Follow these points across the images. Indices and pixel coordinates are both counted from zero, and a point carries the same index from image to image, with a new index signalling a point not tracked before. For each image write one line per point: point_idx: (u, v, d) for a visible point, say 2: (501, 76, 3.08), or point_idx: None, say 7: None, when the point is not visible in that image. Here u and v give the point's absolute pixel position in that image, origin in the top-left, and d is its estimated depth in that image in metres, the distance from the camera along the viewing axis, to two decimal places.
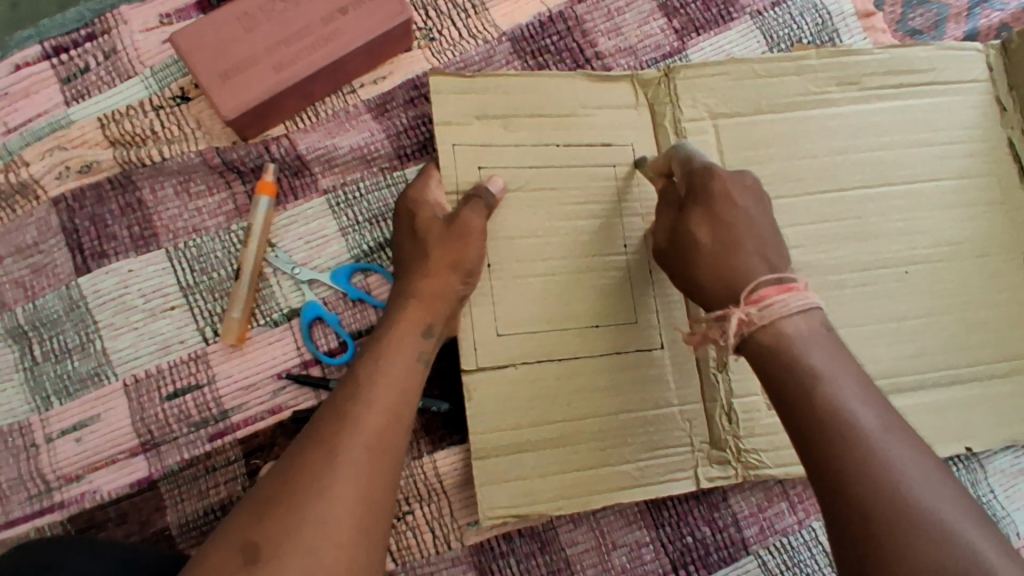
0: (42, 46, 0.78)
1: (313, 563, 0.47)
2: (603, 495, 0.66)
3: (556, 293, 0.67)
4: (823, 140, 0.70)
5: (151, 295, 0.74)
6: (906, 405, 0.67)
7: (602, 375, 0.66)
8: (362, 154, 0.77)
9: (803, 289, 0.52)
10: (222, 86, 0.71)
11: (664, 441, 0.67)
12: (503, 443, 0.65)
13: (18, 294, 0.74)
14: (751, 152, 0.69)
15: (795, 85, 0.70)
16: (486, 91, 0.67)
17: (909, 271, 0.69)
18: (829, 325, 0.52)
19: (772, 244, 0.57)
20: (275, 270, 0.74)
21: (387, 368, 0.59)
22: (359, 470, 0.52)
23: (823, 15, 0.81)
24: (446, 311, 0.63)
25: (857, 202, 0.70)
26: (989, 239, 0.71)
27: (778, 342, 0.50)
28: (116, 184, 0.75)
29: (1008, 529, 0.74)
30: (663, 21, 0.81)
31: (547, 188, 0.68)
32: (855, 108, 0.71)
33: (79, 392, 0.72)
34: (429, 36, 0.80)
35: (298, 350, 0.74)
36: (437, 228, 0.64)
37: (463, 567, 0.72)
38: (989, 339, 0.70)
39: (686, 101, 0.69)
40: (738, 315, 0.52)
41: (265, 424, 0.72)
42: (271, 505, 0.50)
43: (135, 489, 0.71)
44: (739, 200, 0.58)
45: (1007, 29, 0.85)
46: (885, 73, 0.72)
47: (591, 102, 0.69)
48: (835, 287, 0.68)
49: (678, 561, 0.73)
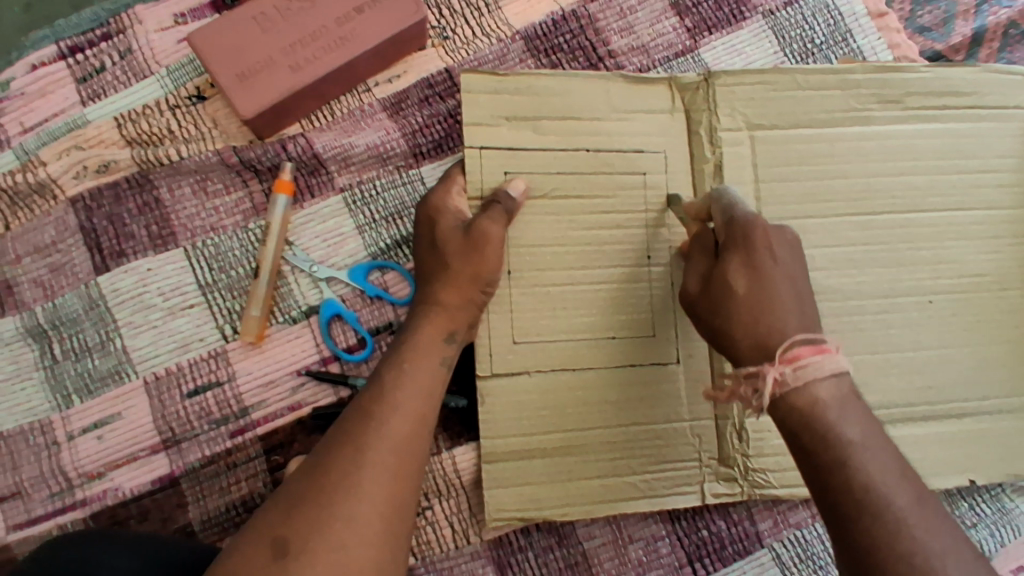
0: (58, 46, 0.78)
1: (342, 559, 0.48)
2: (608, 505, 0.67)
3: (573, 302, 0.67)
4: (858, 159, 0.70)
5: (169, 293, 0.74)
6: (917, 404, 0.68)
7: (613, 386, 0.67)
8: (378, 153, 0.77)
9: (836, 350, 0.52)
10: (240, 86, 0.72)
11: (671, 455, 0.68)
12: (513, 449, 0.66)
13: (38, 294, 0.74)
14: (783, 167, 0.69)
15: (838, 100, 0.70)
16: (518, 92, 0.67)
17: (931, 301, 0.69)
18: (857, 389, 0.53)
19: (804, 302, 0.57)
20: (293, 268, 0.75)
21: (414, 371, 0.60)
22: (388, 473, 0.53)
23: (835, 16, 0.82)
24: (469, 319, 0.64)
25: (887, 224, 0.69)
26: (1005, 238, 0.71)
27: (813, 405, 0.51)
28: (133, 183, 0.76)
29: (1017, 522, 0.76)
30: (675, 19, 0.81)
31: (571, 194, 0.67)
32: (896, 128, 0.70)
33: (99, 390, 0.73)
34: (443, 34, 0.81)
35: (317, 347, 0.74)
36: (458, 238, 0.64)
37: (482, 562, 0.72)
38: (1003, 338, 0.70)
39: (724, 111, 0.69)
40: (772, 373, 0.52)
41: (284, 421, 0.73)
42: (300, 502, 0.51)
43: (157, 486, 0.71)
44: (779, 254, 0.57)
45: (1015, 26, 0.85)
46: (927, 93, 0.71)
47: (625, 108, 0.69)
48: (855, 313, 0.68)
49: (693, 555, 0.73)
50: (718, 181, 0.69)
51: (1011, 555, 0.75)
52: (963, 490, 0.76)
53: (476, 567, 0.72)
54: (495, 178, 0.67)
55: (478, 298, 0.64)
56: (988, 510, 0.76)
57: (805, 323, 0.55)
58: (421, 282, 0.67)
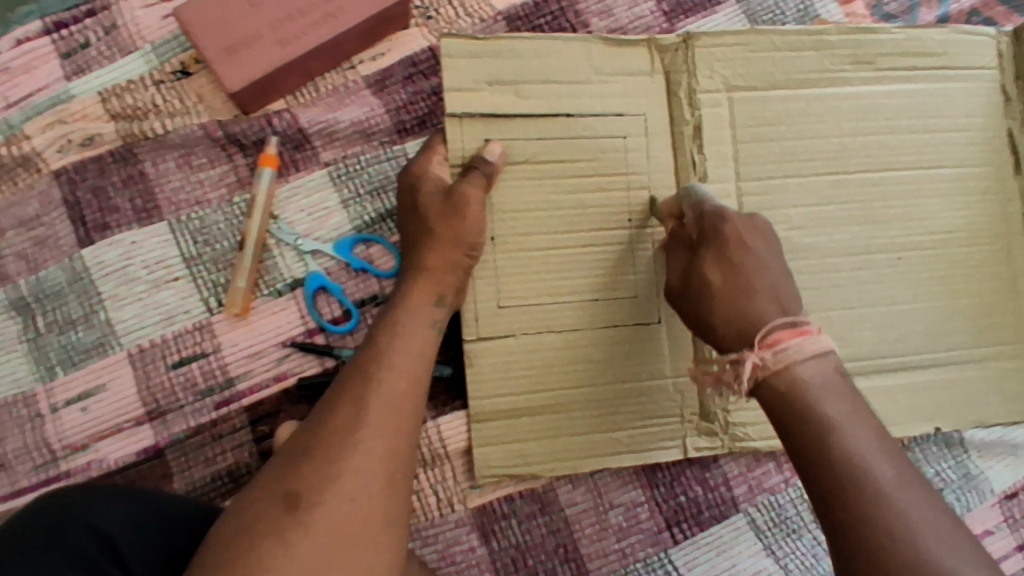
0: (43, 22, 0.78)
1: (353, 506, 0.50)
2: (594, 460, 0.70)
3: (558, 266, 0.69)
4: (831, 120, 0.72)
5: (154, 266, 0.75)
6: (884, 369, 0.71)
7: (597, 346, 0.69)
8: (362, 128, 0.78)
9: (816, 333, 0.54)
10: (226, 59, 0.73)
11: (654, 413, 0.70)
12: (499, 410, 0.69)
13: (21, 267, 0.74)
14: (765, 128, 0.71)
15: (812, 61, 0.72)
16: (499, 54, 0.69)
17: (901, 258, 0.72)
18: (842, 368, 0.54)
19: (782, 288, 0.59)
20: (278, 241, 0.76)
21: (406, 334, 0.62)
22: (388, 428, 0.55)
23: (806, 1, 0.84)
24: (457, 282, 0.66)
25: (860, 184, 0.72)
26: (974, 204, 0.74)
27: (794, 386, 0.52)
28: (118, 157, 0.76)
29: (982, 487, 0.79)
30: (652, 3, 0.83)
31: (552, 159, 0.69)
32: (869, 88, 0.73)
33: (83, 362, 0.73)
34: (426, 14, 0.82)
35: (302, 319, 0.75)
36: (438, 203, 0.66)
37: (466, 529, 0.74)
38: (971, 309, 0.73)
39: (703, 71, 0.71)
40: (752, 359, 0.54)
41: (270, 392, 0.74)
42: (306, 451, 0.52)
43: (142, 457, 0.72)
44: (750, 245, 0.60)
45: (976, 15, 0.89)
46: (899, 53, 0.73)
47: (606, 69, 0.70)
48: (832, 270, 0.71)
49: (672, 520, 0.75)
50: (699, 141, 0.71)
51: (977, 519, 0.78)
52: (929, 457, 0.79)
53: (460, 534, 0.74)
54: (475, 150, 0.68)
55: (465, 262, 0.66)
56: (954, 476, 0.79)
57: (785, 306, 0.57)
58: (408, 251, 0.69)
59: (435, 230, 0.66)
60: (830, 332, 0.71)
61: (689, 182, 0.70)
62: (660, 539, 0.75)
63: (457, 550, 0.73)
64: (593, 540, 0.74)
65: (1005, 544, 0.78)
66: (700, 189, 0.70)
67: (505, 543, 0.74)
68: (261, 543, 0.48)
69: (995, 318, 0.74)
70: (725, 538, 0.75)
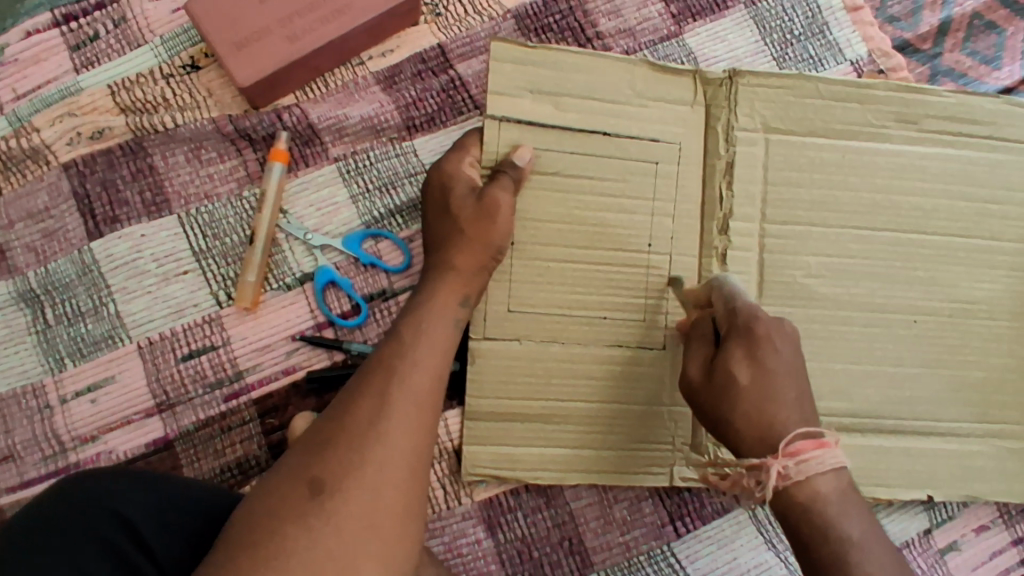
0: (52, 13, 0.78)
1: (376, 498, 0.51)
2: (581, 474, 0.71)
3: (572, 280, 0.70)
4: (866, 175, 0.73)
5: (163, 259, 0.75)
6: (885, 409, 0.73)
7: (599, 364, 0.70)
8: (372, 124, 0.79)
9: (835, 444, 0.55)
10: (238, 54, 0.73)
11: (649, 437, 0.72)
12: (495, 412, 0.70)
13: (30, 259, 0.75)
14: (796, 172, 0.72)
15: (856, 113, 0.72)
16: (542, 66, 0.68)
17: (917, 321, 0.73)
18: (853, 482, 0.56)
19: (801, 396, 0.58)
20: (287, 236, 0.76)
21: (432, 331, 0.62)
22: (412, 424, 0.55)
23: (813, 9, 0.85)
24: (480, 283, 0.67)
25: (890, 242, 0.73)
26: (1005, 272, 0.75)
27: (813, 498, 0.54)
28: (127, 150, 0.76)
29: None
30: (660, 5, 0.84)
31: (580, 176, 0.70)
32: (910, 147, 0.73)
33: (92, 354, 0.73)
34: (435, 11, 0.83)
35: (312, 313, 0.76)
36: (471, 205, 0.66)
37: (472, 522, 0.75)
38: (987, 339, 0.75)
39: (742, 109, 0.71)
40: (775, 467, 0.54)
41: (279, 384, 0.74)
42: (329, 445, 0.53)
43: (151, 449, 0.72)
44: (779, 346, 0.59)
45: (979, 17, 0.90)
46: (943, 116, 0.74)
47: (648, 95, 0.70)
48: (844, 322, 0.72)
49: (675, 514, 0.76)
50: (729, 178, 0.72)
51: (973, 514, 0.80)
52: None
53: (466, 527, 0.75)
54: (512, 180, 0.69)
55: (489, 265, 0.67)
56: None
57: (804, 415, 0.57)
58: (433, 247, 0.68)
59: (464, 229, 0.66)
60: (833, 327, 0.72)
61: (714, 218, 0.71)
62: (662, 533, 0.76)
63: (463, 542, 0.74)
64: (597, 534, 0.75)
65: (1002, 539, 0.80)
66: (723, 226, 0.71)
67: (510, 536, 0.75)
68: (286, 530, 0.49)
69: (993, 315, 0.75)
70: (726, 531, 0.76)
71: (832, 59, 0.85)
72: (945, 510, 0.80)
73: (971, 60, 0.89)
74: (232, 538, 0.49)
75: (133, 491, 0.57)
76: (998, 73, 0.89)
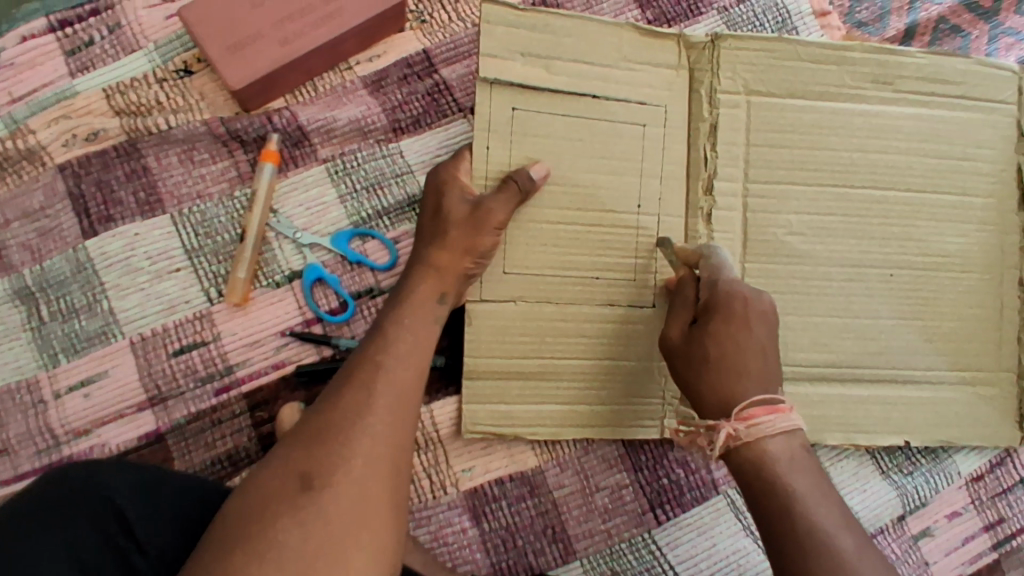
0: (48, 20, 0.81)
1: (360, 492, 0.53)
2: (576, 429, 0.74)
3: (565, 240, 0.72)
4: (844, 133, 0.75)
5: (156, 257, 0.77)
6: (863, 359, 0.76)
7: (593, 322, 0.73)
8: (359, 126, 0.81)
9: (789, 410, 0.58)
10: (230, 57, 0.76)
11: (640, 392, 0.74)
12: (492, 370, 0.73)
13: (26, 257, 0.77)
14: (777, 134, 0.75)
15: (832, 75, 0.75)
16: (534, 31, 0.70)
17: (893, 275, 0.76)
18: (807, 445, 0.59)
19: (770, 364, 0.61)
20: (277, 235, 0.79)
21: (411, 328, 0.65)
22: (393, 417, 0.58)
23: (783, 14, 0.89)
24: (459, 286, 0.69)
25: (864, 201, 0.76)
26: (976, 226, 0.78)
27: (762, 456, 0.57)
28: (121, 152, 0.78)
29: (950, 472, 0.83)
30: (637, 12, 0.87)
31: (575, 138, 0.71)
32: (885, 107, 0.76)
33: (86, 349, 0.75)
34: (420, 18, 0.86)
35: (300, 310, 0.78)
36: (463, 211, 0.69)
37: (458, 510, 0.77)
38: (953, 321, 0.77)
39: (724, 73, 0.74)
40: (726, 429, 0.58)
41: (268, 378, 0.76)
42: (315, 442, 0.55)
43: (143, 442, 0.74)
44: (754, 326, 0.62)
45: (946, 21, 0.94)
46: (919, 77, 0.76)
47: (633, 60, 0.72)
48: (807, 309, 0.75)
49: (655, 502, 0.78)
50: (712, 141, 0.74)
51: (945, 501, 0.83)
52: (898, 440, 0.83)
53: (452, 515, 0.77)
54: (505, 154, 0.71)
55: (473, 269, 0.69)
56: (925, 461, 0.83)
57: (766, 384, 0.60)
58: (421, 246, 0.71)
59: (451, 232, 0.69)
60: (806, 319, 0.75)
61: (699, 179, 0.74)
62: (643, 521, 0.78)
63: (449, 530, 0.76)
64: (580, 522, 0.77)
65: (973, 525, 0.83)
66: (708, 187, 0.74)
67: (495, 525, 0.77)
68: (279, 522, 0.51)
69: (961, 301, 0.78)
70: (705, 519, 0.78)
71: None
72: (917, 497, 0.82)
73: None
74: (219, 535, 0.51)
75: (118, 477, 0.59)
76: None
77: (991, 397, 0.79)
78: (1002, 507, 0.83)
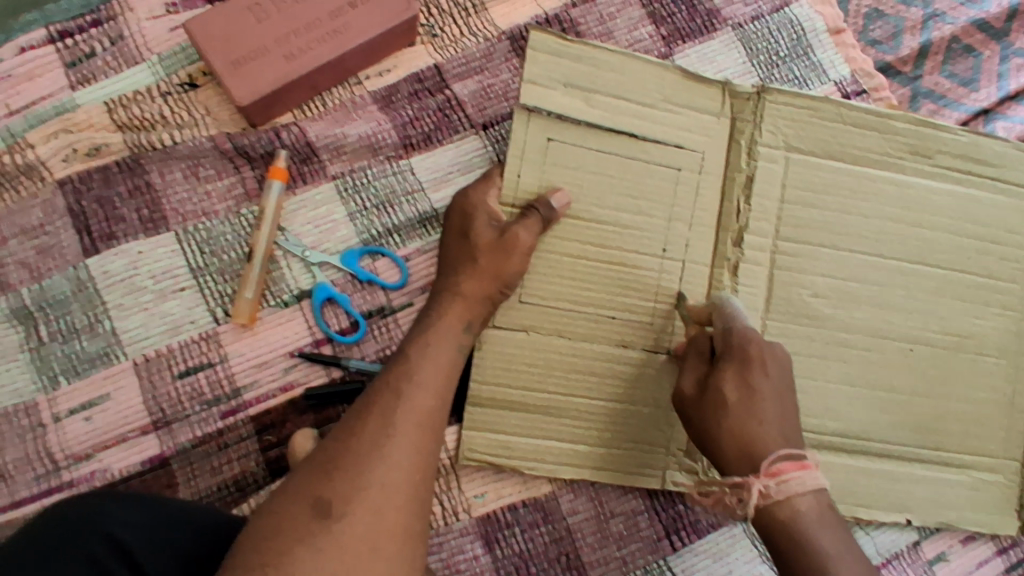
0: (48, 30, 0.79)
1: (378, 520, 0.51)
2: (574, 468, 0.72)
3: (583, 276, 0.70)
4: (875, 202, 0.73)
5: (160, 276, 0.75)
6: (883, 411, 0.75)
7: (605, 363, 0.71)
8: (370, 142, 0.80)
9: (815, 467, 0.57)
10: (236, 72, 0.74)
11: (646, 438, 0.73)
12: (494, 398, 0.71)
13: (23, 275, 0.74)
14: (811, 193, 0.73)
15: (873, 141, 0.73)
16: (580, 59, 0.68)
17: (913, 350, 0.75)
18: (834, 504, 0.57)
19: (788, 415, 0.61)
20: (285, 253, 0.77)
21: (436, 353, 0.63)
22: (414, 444, 0.56)
23: (798, 31, 0.88)
24: (485, 312, 0.67)
25: (889, 272, 0.74)
26: (998, 310, 0.76)
27: (793, 518, 0.55)
28: (124, 167, 0.76)
29: None
30: (651, 28, 0.86)
31: (606, 174, 0.70)
32: (921, 181, 0.74)
33: (87, 372, 0.73)
34: (431, 32, 0.84)
35: (309, 330, 0.76)
36: (491, 236, 0.67)
37: (470, 538, 0.75)
38: (970, 345, 0.76)
39: (766, 124, 0.72)
40: (756, 486, 0.57)
41: (276, 402, 0.74)
42: (335, 464, 0.53)
43: (146, 467, 0.72)
44: (769, 368, 0.61)
45: (958, 41, 0.93)
46: (959, 155, 0.75)
47: (675, 100, 0.70)
48: (843, 344, 0.74)
49: (671, 528, 0.77)
50: (747, 193, 0.72)
51: (960, 526, 0.81)
52: None
53: (464, 543, 0.75)
54: (535, 179, 0.69)
55: (498, 296, 0.67)
56: None
57: (787, 436, 0.59)
58: (445, 271, 0.70)
59: (478, 257, 0.67)
60: (826, 343, 0.73)
61: (729, 231, 0.72)
62: (658, 547, 0.77)
63: (461, 558, 0.74)
64: (594, 549, 0.76)
65: (987, 549, 0.81)
66: (738, 239, 0.72)
67: (508, 552, 0.75)
68: (288, 550, 0.49)
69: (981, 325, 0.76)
70: (721, 545, 0.77)
71: (816, 79, 0.87)
72: None
73: (949, 82, 0.92)
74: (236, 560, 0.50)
75: (110, 510, 0.56)
76: (975, 95, 0.92)
77: (1010, 419, 0.77)
78: (1016, 533, 0.82)
